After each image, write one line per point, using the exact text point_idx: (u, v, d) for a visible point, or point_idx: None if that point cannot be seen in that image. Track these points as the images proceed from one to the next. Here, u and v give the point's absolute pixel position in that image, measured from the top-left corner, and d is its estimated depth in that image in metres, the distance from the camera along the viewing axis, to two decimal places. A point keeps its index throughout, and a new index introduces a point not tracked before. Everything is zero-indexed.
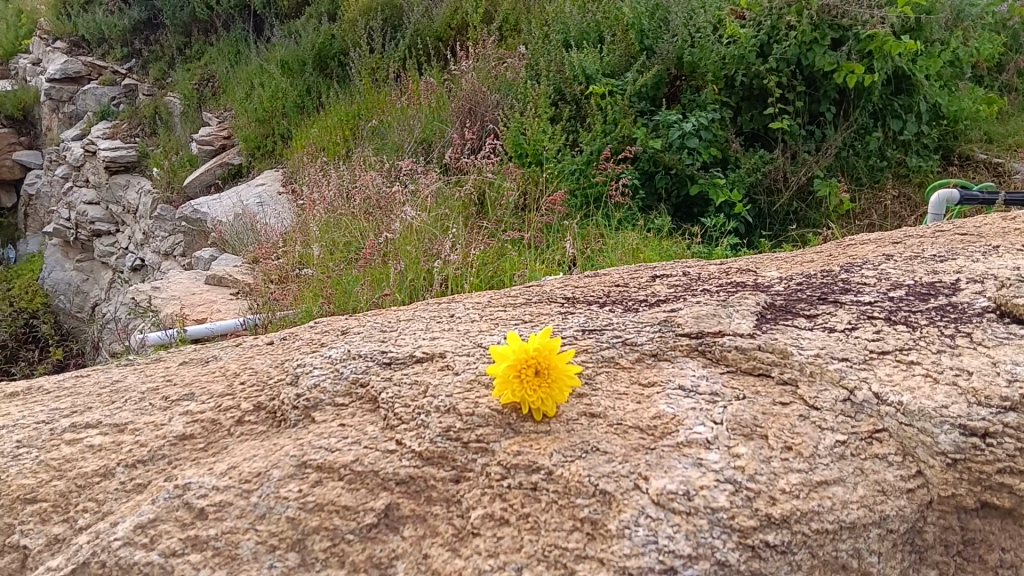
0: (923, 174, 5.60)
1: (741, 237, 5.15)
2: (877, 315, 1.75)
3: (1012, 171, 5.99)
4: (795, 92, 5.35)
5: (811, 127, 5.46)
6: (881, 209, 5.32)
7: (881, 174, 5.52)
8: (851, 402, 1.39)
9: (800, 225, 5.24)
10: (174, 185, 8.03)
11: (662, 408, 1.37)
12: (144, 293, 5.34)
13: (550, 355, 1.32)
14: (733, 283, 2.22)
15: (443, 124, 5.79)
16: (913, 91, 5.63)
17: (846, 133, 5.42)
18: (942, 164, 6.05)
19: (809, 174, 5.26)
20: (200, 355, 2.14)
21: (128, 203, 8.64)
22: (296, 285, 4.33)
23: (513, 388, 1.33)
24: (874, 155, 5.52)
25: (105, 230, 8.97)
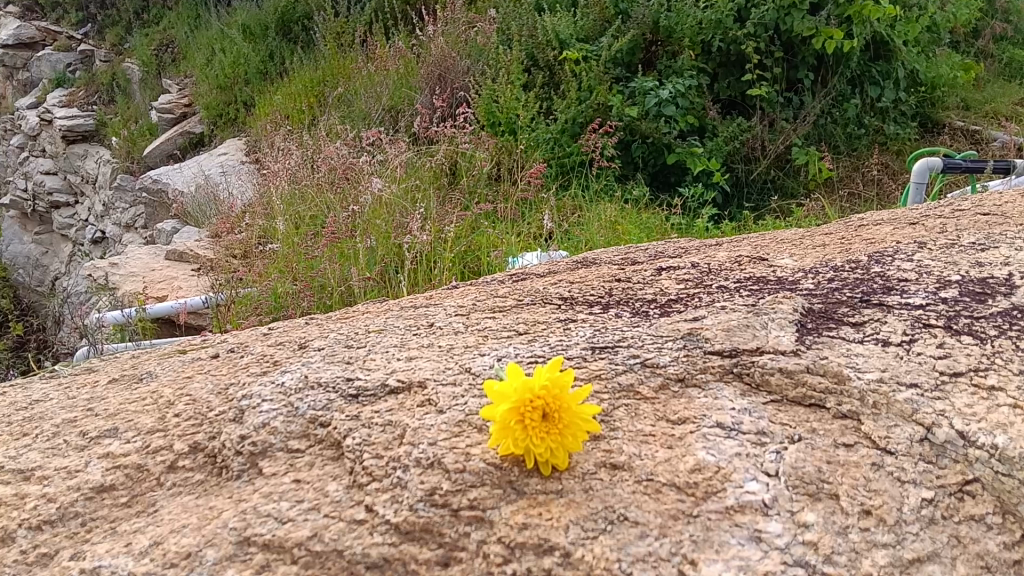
0: (901, 142, 5.39)
1: (719, 208, 4.88)
2: (934, 323, 1.48)
3: (990, 138, 5.78)
4: (772, 58, 5.06)
5: (789, 94, 5.18)
6: (859, 178, 5.10)
7: (859, 142, 5.28)
8: (931, 442, 1.13)
9: (780, 195, 4.98)
10: (134, 155, 7.60)
11: (701, 457, 1.10)
12: (100, 269, 4.96)
13: (561, 390, 1.03)
14: (752, 277, 1.93)
15: (411, 91, 5.44)
16: (892, 57, 5.40)
17: (824, 101, 5.16)
18: (921, 132, 5.83)
19: (787, 142, 5.01)
20: (136, 371, 1.82)
21: (87, 174, 8.18)
22: (259, 260, 3.97)
23: (511, 435, 1.03)
24: (852, 122, 5.29)
25: (64, 201, 8.46)
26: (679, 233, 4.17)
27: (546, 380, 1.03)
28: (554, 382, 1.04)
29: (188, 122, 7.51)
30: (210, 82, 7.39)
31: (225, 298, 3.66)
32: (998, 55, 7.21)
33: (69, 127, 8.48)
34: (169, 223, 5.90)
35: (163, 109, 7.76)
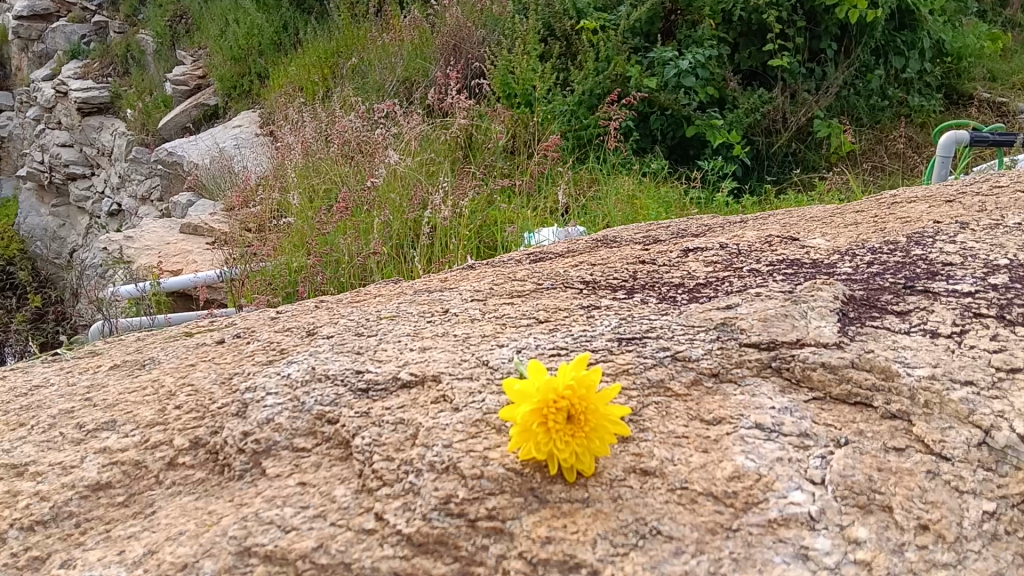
0: (925, 115, 5.23)
1: (739, 182, 4.74)
2: (985, 312, 1.38)
3: (1016, 110, 5.58)
4: (794, 28, 4.89)
5: (811, 65, 5.01)
6: (882, 151, 4.96)
7: (882, 115, 5.11)
8: (990, 448, 1.04)
9: (801, 168, 4.83)
10: (149, 127, 7.53)
11: (739, 463, 1.01)
12: (115, 243, 4.90)
13: (588, 388, 0.95)
14: (784, 259, 1.83)
15: (426, 62, 5.31)
16: (917, 27, 5.14)
17: (847, 72, 4.97)
18: (946, 105, 5.66)
19: (810, 114, 4.85)
20: (139, 356, 1.74)
21: (103, 146, 8.10)
22: (273, 234, 3.89)
23: (532, 437, 0.95)
24: (876, 94, 5.12)
25: (81, 173, 8.40)
26: (698, 207, 4.04)
27: (571, 377, 0.95)
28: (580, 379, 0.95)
29: (202, 94, 7.41)
30: (224, 53, 7.28)
31: (238, 272, 3.57)
32: None
33: (84, 99, 8.41)
34: (185, 196, 5.82)
35: (177, 81, 7.67)
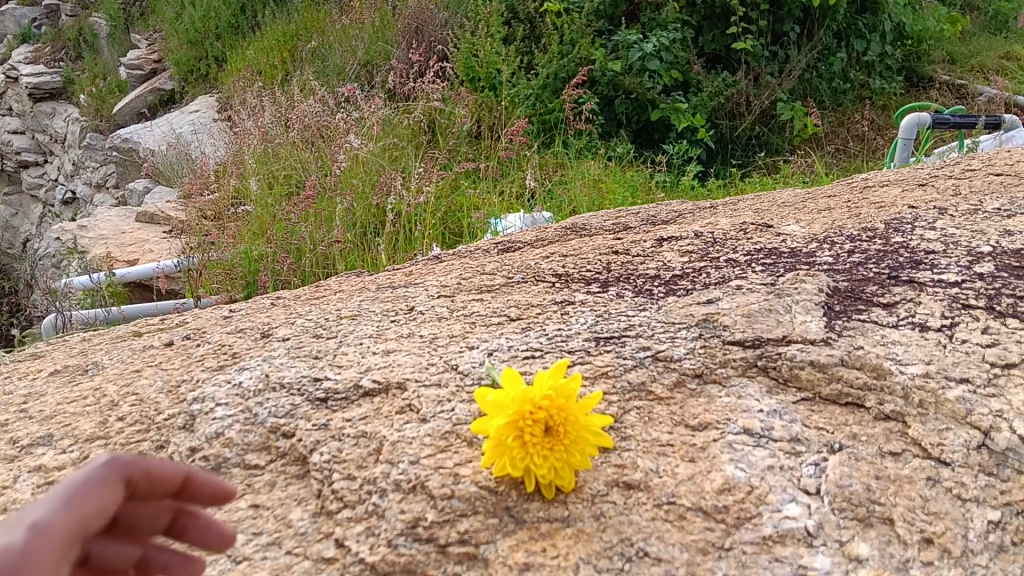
0: (886, 97, 5.23)
1: (704, 166, 4.69)
2: (974, 303, 1.32)
3: (975, 92, 5.59)
4: (757, 11, 4.84)
5: (774, 47, 4.96)
6: (845, 133, 4.95)
7: (844, 97, 5.10)
8: (990, 450, 0.98)
9: (765, 151, 4.79)
10: (104, 113, 7.28)
11: (729, 474, 0.94)
12: (68, 233, 4.71)
13: (566, 395, 0.87)
14: (761, 248, 1.77)
15: (388, 45, 5.18)
16: (878, 9, 5.14)
17: (810, 54, 4.93)
18: (905, 88, 5.66)
19: (772, 97, 4.79)
20: (83, 360, 1.63)
21: (55, 133, 7.81)
22: (230, 223, 3.74)
23: (507, 452, 0.87)
24: (838, 77, 5.10)
25: (33, 161, 8.06)
26: (664, 191, 3.98)
27: (546, 385, 0.87)
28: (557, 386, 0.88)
29: (158, 79, 7.18)
30: (180, 37, 7.06)
31: (196, 262, 3.42)
32: (984, 8, 7.02)
33: (35, 84, 8.12)
34: (140, 183, 5.62)
35: (132, 66, 7.43)
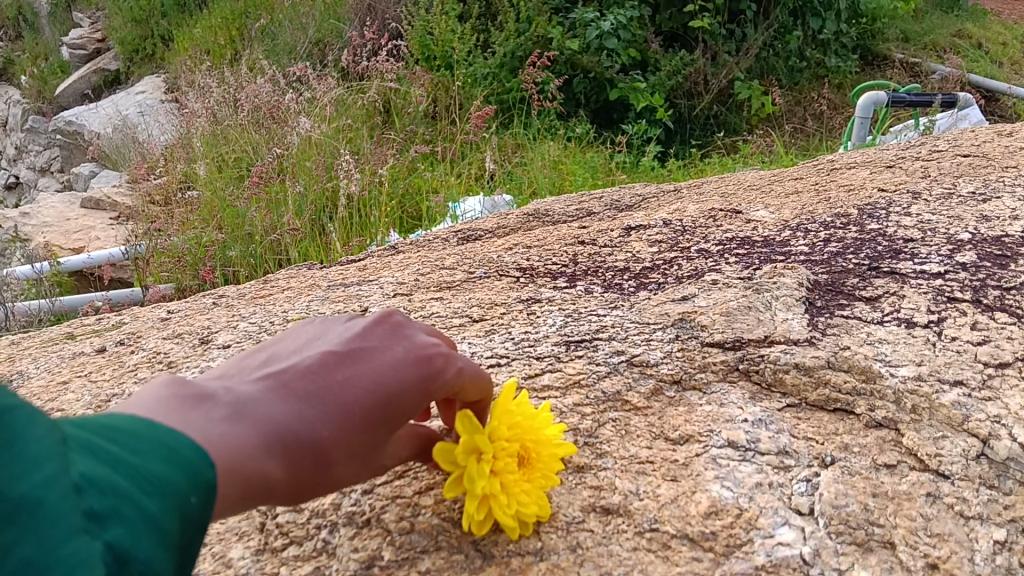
0: (842, 76, 5.19)
1: (663, 146, 4.62)
2: (959, 296, 1.26)
3: (930, 70, 5.59)
4: None
5: (731, 26, 4.87)
6: (802, 112, 4.93)
7: (801, 76, 5.06)
8: (990, 460, 0.91)
9: (723, 131, 4.74)
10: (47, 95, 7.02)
11: (716, 494, 0.87)
12: (7, 221, 4.50)
13: (520, 419, 0.77)
14: (732, 237, 1.70)
15: (339, 23, 4.99)
16: None
17: (766, 33, 4.84)
18: (861, 66, 5.64)
19: (729, 76, 4.71)
20: (11, 369, 1.51)
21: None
22: (176, 209, 3.57)
23: (482, 511, 0.76)
24: (794, 55, 5.05)
25: None
26: (624, 172, 3.88)
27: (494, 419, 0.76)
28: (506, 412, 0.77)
29: (102, 60, 6.89)
30: (124, 15, 6.74)
31: (143, 249, 3.26)
32: None
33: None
34: (86, 167, 5.38)
35: (74, 46, 7.13)
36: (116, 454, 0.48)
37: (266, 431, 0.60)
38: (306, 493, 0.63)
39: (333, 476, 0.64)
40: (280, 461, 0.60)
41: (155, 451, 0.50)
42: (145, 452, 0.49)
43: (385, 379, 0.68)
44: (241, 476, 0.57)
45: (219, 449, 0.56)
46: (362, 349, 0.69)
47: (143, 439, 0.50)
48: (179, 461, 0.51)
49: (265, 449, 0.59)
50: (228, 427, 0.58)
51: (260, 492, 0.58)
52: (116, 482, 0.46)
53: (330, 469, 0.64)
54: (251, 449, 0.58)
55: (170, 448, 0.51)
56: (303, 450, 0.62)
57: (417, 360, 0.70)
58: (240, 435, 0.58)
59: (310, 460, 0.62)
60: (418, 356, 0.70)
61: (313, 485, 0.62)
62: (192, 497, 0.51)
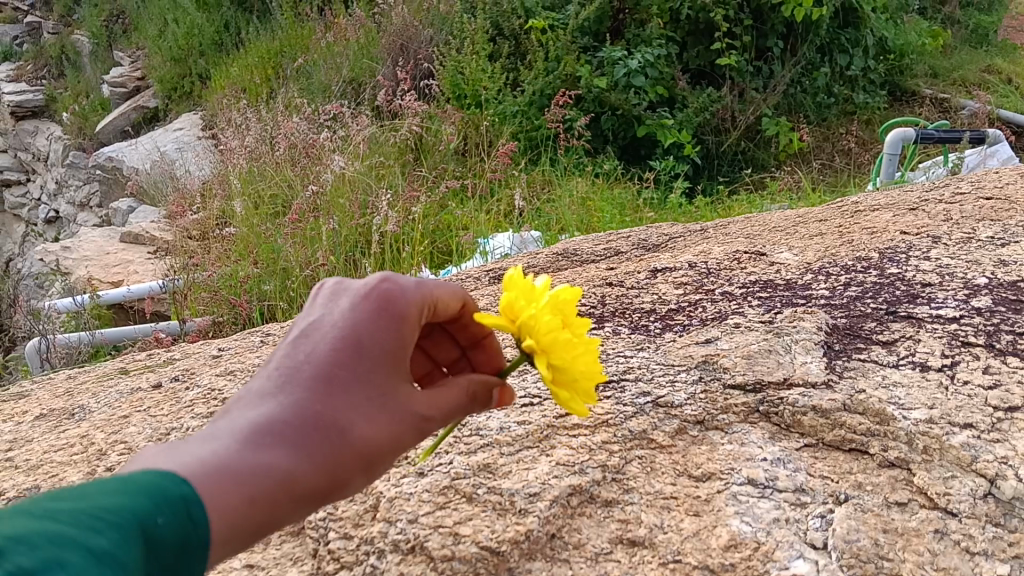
0: (870, 111, 5.21)
1: (691, 182, 4.69)
2: (973, 340, 1.31)
3: (959, 106, 5.58)
4: (741, 26, 4.82)
5: (757, 63, 4.94)
6: (829, 148, 4.97)
7: (829, 112, 5.10)
8: (996, 500, 0.96)
9: (751, 167, 4.79)
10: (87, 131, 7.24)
11: (736, 528, 0.93)
12: (51, 255, 4.67)
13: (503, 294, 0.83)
14: (755, 279, 1.77)
15: (373, 62, 5.11)
16: (860, 24, 5.13)
17: (793, 71, 4.92)
18: (888, 101, 5.63)
19: (757, 112, 4.80)
20: (71, 403, 1.62)
21: (39, 152, 7.70)
22: (214, 244, 3.68)
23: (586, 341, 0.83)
24: (822, 92, 5.09)
25: (17, 180, 7.95)
26: (651, 208, 3.95)
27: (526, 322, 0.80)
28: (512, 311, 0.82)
29: (141, 98, 7.05)
30: (163, 54, 6.90)
31: (181, 284, 3.36)
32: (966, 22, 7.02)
33: (17, 102, 8.03)
34: (124, 202, 5.53)
35: (114, 83, 7.31)
36: (63, 507, 0.49)
37: (255, 432, 0.65)
38: (335, 470, 0.68)
39: (347, 439, 0.69)
40: (278, 454, 0.65)
41: (111, 488, 0.52)
42: (96, 494, 0.51)
43: (346, 334, 0.72)
44: (239, 481, 0.61)
45: (205, 469, 0.60)
46: (314, 322, 0.74)
47: (96, 489, 0.51)
48: (149, 483, 0.54)
49: (263, 444, 0.65)
50: (211, 449, 0.63)
51: (274, 487, 0.63)
52: (62, 530, 0.47)
53: (340, 436, 0.68)
54: (242, 458, 0.63)
55: (126, 487, 0.53)
56: (307, 412, 0.67)
57: (362, 300, 0.74)
58: (224, 451, 0.63)
59: (318, 418, 0.68)
60: (364, 296, 0.75)
61: (332, 458, 0.68)
62: (159, 519, 0.53)
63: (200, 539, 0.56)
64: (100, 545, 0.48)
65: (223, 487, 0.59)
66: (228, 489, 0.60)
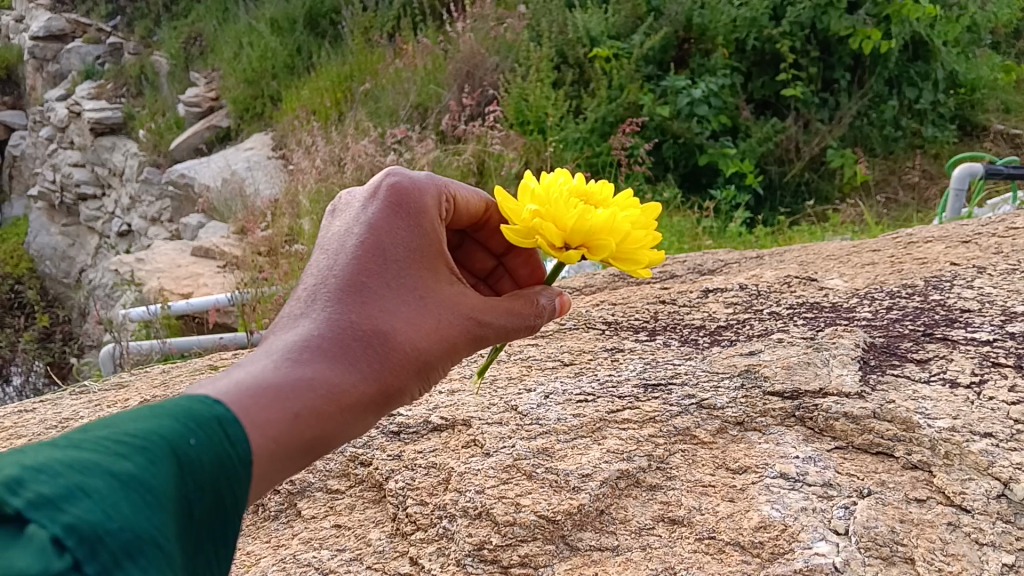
0: (940, 146, 5.14)
1: (752, 213, 4.72)
2: (1004, 361, 1.37)
3: None
4: (808, 58, 4.90)
5: (824, 95, 4.97)
6: (895, 182, 4.95)
7: (897, 145, 5.05)
8: (1009, 500, 1.05)
9: (815, 199, 4.80)
10: (161, 149, 7.11)
11: (767, 513, 1.04)
12: (128, 265, 4.92)
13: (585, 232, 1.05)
14: (803, 302, 1.86)
15: (439, 88, 5.30)
16: (931, 57, 5.10)
17: (861, 103, 4.93)
18: (959, 137, 5.45)
19: (822, 143, 4.84)
20: (169, 392, 1.81)
21: (113, 166, 7.58)
22: (283, 259, 3.86)
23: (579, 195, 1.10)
24: (890, 125, 5.06)
25: (91, 194, 7.87)
26: (711, 237, 4.03)
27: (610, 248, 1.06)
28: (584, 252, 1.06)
29: (214, 117, 7.02)
30: (237, 75, 6.90)
31: (249, 296, 3.51)
32: None
33: (96, 119, 7.77)
34: (195, 217, 5.79)
35: (190, 103, 7.23)
36: (89, 441, 0.59)
37: (307, 346, 0.87)
38: (377, 369, 0.91)
39: (384, 341, 0.92)
40: (326, 364, 0.86)
41: (140, 421, 0.63)
42: (123, 427, 0.62)
43: (372, 253, 0.98)
44: (300, 382, 0.82)
45: (261, 380, 0.79)
46: (344, 247, 0.99)
47: (121, 426, 0.62)
48: (180, 413, 0.66)
49: (309, 353, 0.86)
50: (269, 365, 0.82)
51: (329, 388, 0.84)
52: (87, 462, 0.57)
53: (376, 339, 0.92)
54: (297, 368, 0.83)
55: (155, 414, 0.65)
56: (344, 334, 0.89)
57: (380, 227, 1.00)
58: (279, 364, 0.83)
59: (354, 335, 0.90)
60: (383, 220, 1.01)
61: (373, 356, 0.90)
62: (190, 441, 0.65)
63: (236, 456, 0.69)
64: (125, 470, 0.58)
65: (265, 412, 0.76)
66: (271, 413, 0.76)
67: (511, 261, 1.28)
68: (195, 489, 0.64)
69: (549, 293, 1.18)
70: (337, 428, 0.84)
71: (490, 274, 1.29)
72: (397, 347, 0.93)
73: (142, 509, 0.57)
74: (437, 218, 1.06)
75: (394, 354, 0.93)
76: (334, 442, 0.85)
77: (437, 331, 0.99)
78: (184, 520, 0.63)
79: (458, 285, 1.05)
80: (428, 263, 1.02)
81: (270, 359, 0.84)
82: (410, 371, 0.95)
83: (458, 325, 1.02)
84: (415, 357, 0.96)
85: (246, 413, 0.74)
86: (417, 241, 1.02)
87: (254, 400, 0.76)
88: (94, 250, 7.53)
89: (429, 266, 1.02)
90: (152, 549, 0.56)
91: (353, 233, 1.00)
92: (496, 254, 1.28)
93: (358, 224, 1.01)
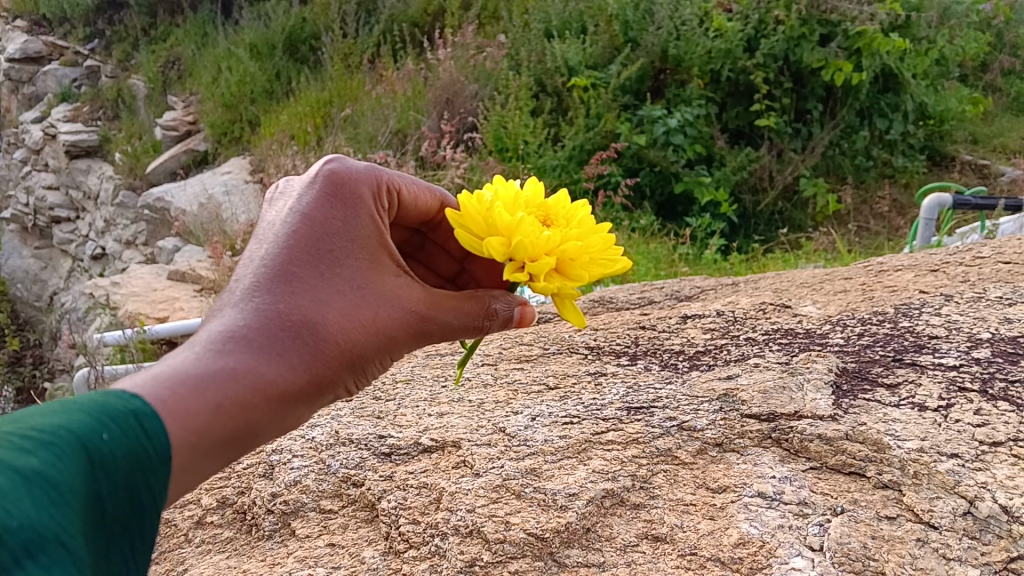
0: (910, 175, 5.27)
1: (727, 240, 4.80)
2: (969, 385, 1.43)
3: (998, 173, 5.58)
4: (781, 89, 5.02)
5: (797, 125, 5.10)
6: (867, 211, 5.04)
7: (868, 175, 5.17)
8: (975, 517, 1.10)
9: (788, 227, 4.88)
10: (137, 172, 7.11)
11: (745, 530, 1.09)
12: (102, 289, 4.89)
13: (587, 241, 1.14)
14: (778, 328, 1.92)
15: (418, 114, 5.35)
16: (900, 90, 5.25)
17: (832, 133, 5.06)
18: (928, 167, 5.58)
19: (795, 173, 4.94)
20: None
21: (88, 190, 7.55)
22: None
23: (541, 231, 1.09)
24: (861, 155, 5.19)
25: (65, 216, 7.81)
26: (687, 263, 4.09)
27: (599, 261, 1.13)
28: (481, 200, 1.12)
29: (192, 140, 7.03)
30: (215, 99, 6.91)
31: None
32: None
33: (72, 141, 7.73)
34: (170, 242, 5.77)
35: (167, 126, 7.22)
36: None
37: (234, 336, 0.91)
38: (306, 357, 0.95)
39: (314, 331, 0.96)
40: (251, 355, 0.90)
41: (54, 417, 0.67)
42: (35, 423, 0.66)
43: (302, 246, 1.01)
44: (222, 374, 0.86)
45: (183, 373, 0.83)
46: (275, 237, 1.02)
47: (30, 420, 0.67)
48: (95, 409, 0.70)
49: (236, 344, 0.90)
50: (194, 356, 0.87)
51: (253, 377, 0.89)
52: None
53: (305, 331, 0.96)
54: (221, 360, 0.88)
55: (65, 407, 0.69)
56: (272, 324, 0.94)
57: (310, 217, 1.03)
58: (200, 356, 0.87)
59: (282, 325, 0.94)
60: (315, 211, 1.04)
61: (301, 345, 0.95)
62: (103, 436, 0.69)
63: (153, 449, 0.73)
64: (29, 466, 0.62)
65: (187, 404, 0.81)
66: (190, 405, 0.81)
67: (473, 267, 1.31)
68: (107, 485, 0.68)
69: (507, 300, 1.21)
70: (265, 419, 0.89)
71: (455, 277, 1.32)
72: (327, 338, 0.98)
73: (46, 506, 0.61)
74: (377, 209, 1.09)
75: (325, 345, 0.97)
76: (262, 430, 0.90)
77: (372, 323, 1.04)
78: (95, 516, 0.67)
79: (400, 277, 1.09)
80: (367, 256, 1.05)
81: (197, 349, 0.88)
82: (342, 364, 1.00)
83: (396, 317, 1.07)
84: (346, 348, 1.00)
85: (164, 405, 0.78)
86: (352, 232, 1.05)
87: (174, 392, 0.80)
88: (66, 273, 7.46)
89: (366, 260, 1.05)
90: (56, 550, 0.60)
91: (287, 220, 1.03)
92: (457, 258, 1.31)
93: (292, 211, 1.05)
